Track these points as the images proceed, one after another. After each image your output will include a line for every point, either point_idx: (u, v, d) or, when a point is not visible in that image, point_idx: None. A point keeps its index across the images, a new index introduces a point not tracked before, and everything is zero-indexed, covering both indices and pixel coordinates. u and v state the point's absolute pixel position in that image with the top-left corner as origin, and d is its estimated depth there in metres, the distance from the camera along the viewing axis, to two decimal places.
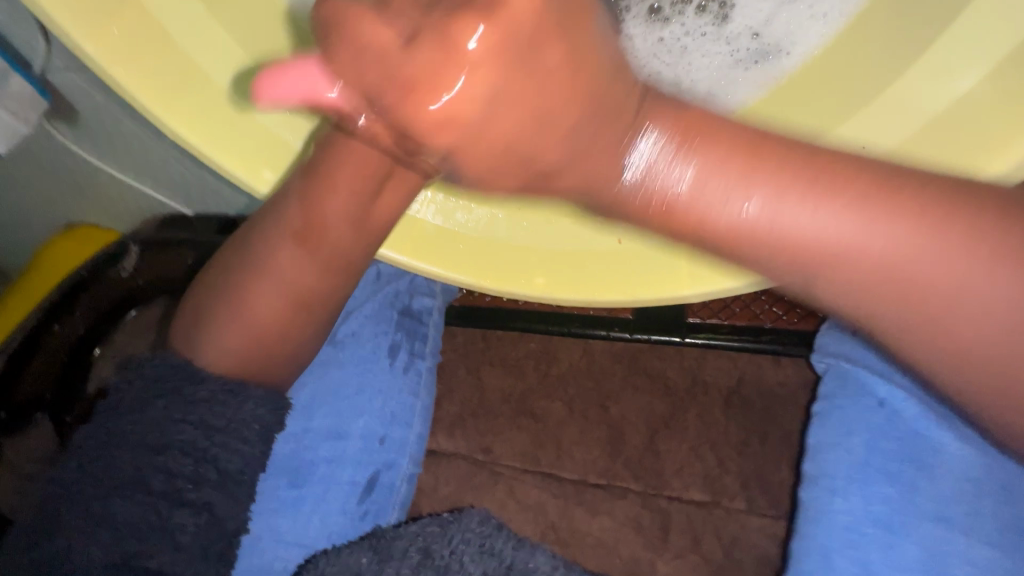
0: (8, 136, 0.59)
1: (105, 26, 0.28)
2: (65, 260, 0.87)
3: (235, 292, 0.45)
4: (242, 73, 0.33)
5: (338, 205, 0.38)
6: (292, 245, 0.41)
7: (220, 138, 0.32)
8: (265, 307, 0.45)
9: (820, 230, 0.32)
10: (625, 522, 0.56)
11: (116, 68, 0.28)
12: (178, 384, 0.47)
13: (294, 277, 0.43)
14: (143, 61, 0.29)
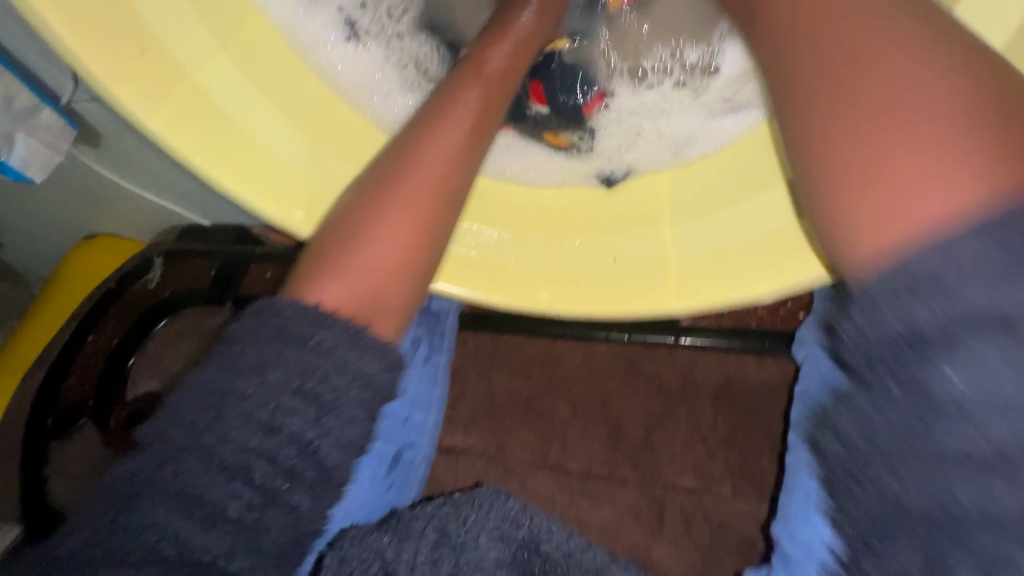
0: (44, 166, 0.64)
1: (168, 104, 0.32)
2: (86, 270, 0.93)
3: (336, 249, 0.39)
4: (278, 131, 0.37)
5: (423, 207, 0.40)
6: (403, 215, 0.39)
7: (263, 187, 0.36)
8: (384, 249, 0.39)
9: (771, 262, 0.38)
10: (625, 510, 0.61)
11: (172, 136, 0.32)
12: (304, 333, 0.35)
13: (405, 235, 0.39)
14: (196, 130, 0.33)
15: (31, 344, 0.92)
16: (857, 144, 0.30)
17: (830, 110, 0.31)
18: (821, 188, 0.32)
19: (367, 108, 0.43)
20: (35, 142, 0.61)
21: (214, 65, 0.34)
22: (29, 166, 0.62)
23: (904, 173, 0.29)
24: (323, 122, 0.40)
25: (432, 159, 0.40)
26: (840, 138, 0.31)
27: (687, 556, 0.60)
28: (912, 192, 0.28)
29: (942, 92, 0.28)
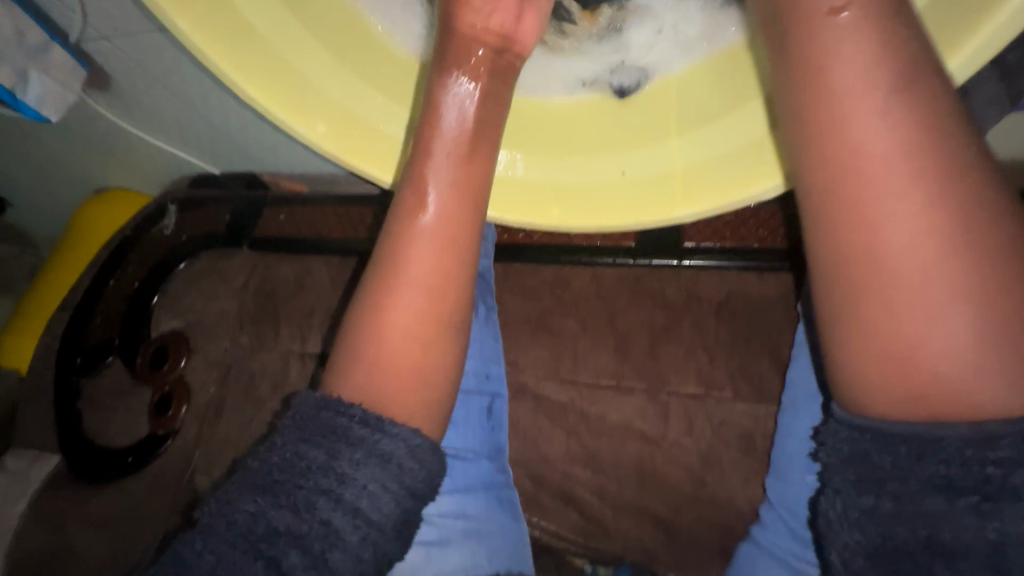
0: (59, 105, 0.66)
1: (217, 29, 0.35)
2: (101, 218, 0.95)
3: (357, 333, 0.40)
4: (299, 43, 0.39)
5: (414, 301, 0.39)
6: (418, 294, 0.40)
7: (298, 108, 0.39)
8: (402, 325, 0.39)
9: (745, 175, 0.40)
10: (632, 416, 0.57)
11: (204, 44, 0.34)
12: (330, 424, 0.38)
13: (410, 314, 0.39)
14: (224, 41, 0.35)
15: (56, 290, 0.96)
16: (884, 257, 0.31)
17: (859, 209, 0.31)
18: (851, 341, 0.33)
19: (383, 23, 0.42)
20: (48, 79, 0.63)
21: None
22: (44, 104, 0.64)
23: (918, 349, 0.31)
24: (341, 35, 0.41)
25: (441, 228, 0.40)
26: (879, 269, 0.31)
27: (691, 463, 0.55)
28: (912, 357, 0.31)
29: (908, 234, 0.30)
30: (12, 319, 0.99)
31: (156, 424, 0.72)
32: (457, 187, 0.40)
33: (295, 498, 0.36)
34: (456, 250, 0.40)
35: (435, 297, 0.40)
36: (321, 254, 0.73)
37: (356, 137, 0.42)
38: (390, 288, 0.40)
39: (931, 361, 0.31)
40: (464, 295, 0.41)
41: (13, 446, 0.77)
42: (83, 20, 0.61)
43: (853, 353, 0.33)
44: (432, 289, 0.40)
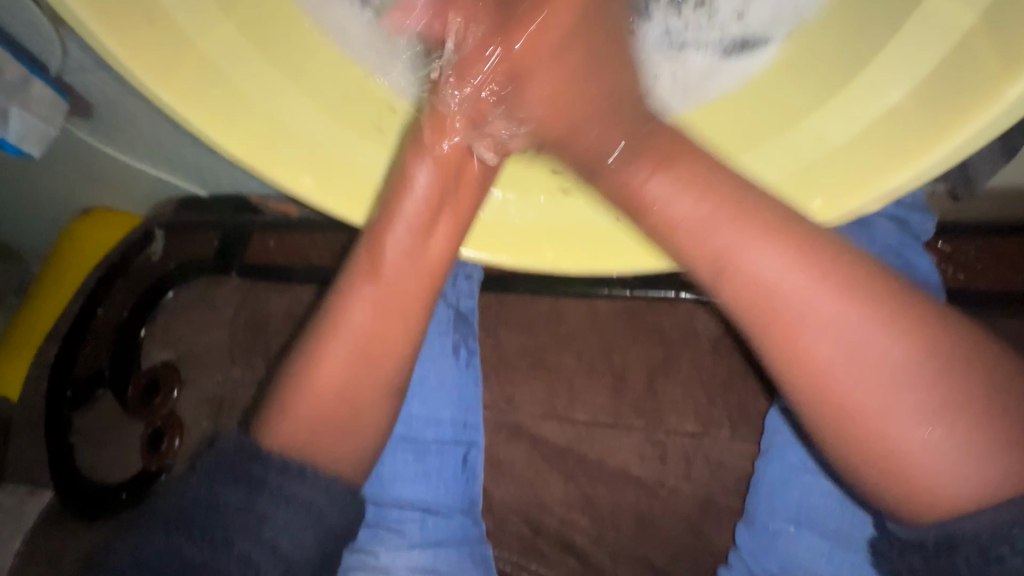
0: (40, 138, 0.64)
1: (170, 71, 0.30)
2: (87, 243, 0.94)
3: (293, 381, 0.43)
4: (284, 92, 0.35)
5: (337, 364, 0.42)
6: (347, 353, 0.42)
7: (274, 157, 0.34)
8: (329, 384, 0.42)
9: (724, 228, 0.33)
10: (630, 456, 0.56)
11: (175, 100, 0.31)
12: (245, 470, 0.40)
13: (336, 374, 0.42)
14: (202, 98, 0.32)
15: (42, 316, 0.95)
16: (849, 390, 0.34)
17: (791, 345, 0.35)
18: (852, 461, 0.35)
19: (374, 67, 0.38)
20: (29, 116, 0.61)
21: (215, 28, 0.32)
22: (26, 140, 0.62)
23: (899, 453, 0.34)
24: (328, 79, 0.37)
25: (387, 296, 0.43)
26: (860, 408, 0.34)
27: (688, 506, 0.54)
28: (894, 457, 0.34)
29: (861, 379, 0.34)
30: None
31: (149, 459, 0.71)
32: (407, 261, 0.43)
33: (213, 535, 0.38)
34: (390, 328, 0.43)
35: (364, 356, 0.43)
36: (313, 285, 0.72)
37: (344, 186, 0.38)
38: (325, 339, 0.42)
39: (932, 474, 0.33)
40: (389, 367, 0.44)
41: (1, 482, 0.75)
42: (63, 51, 0.59)
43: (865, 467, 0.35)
44: (359, 348, 0.43)
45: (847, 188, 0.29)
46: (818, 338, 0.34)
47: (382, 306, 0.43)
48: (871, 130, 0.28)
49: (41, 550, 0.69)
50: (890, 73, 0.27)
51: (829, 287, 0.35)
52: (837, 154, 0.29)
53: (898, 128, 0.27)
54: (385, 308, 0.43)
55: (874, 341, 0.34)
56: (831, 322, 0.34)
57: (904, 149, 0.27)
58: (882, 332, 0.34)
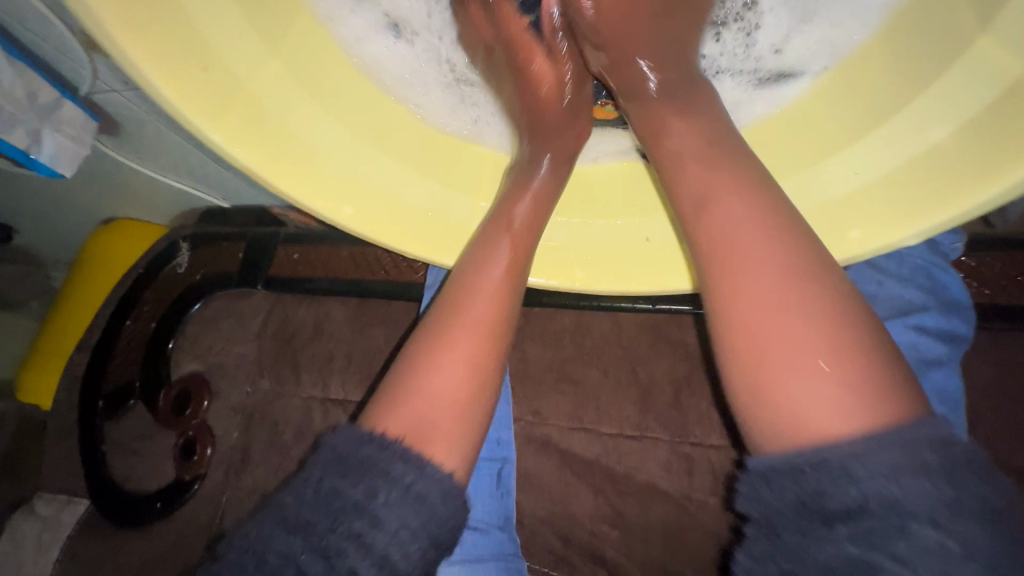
0: (73, 160, 0.66)
1: (225, 110, 0.32)
2: (112, 252, 0.96)
3: (408, 378, 0.41)
4: (326, 128, 0.37)
5: (451, 369, 0.40)
6: (459, 360, 0.41)
7: (322, 193, 0.37)
8: (438, 397, 0.40)
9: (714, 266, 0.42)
10: (658, 469, 0.57)
11: (236, 150, 0.33)
12: (354, 461, 0.38)
13: (445, 385, 0.40)
14: (253, 143, 0.34)
15: (72, 324, 0.98)
16: (754, 307, 0.33)
17: (723, 259, 0.34)
18: (734, 388, 0.33)
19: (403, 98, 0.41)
20: (61, 136, 0.63)
21: (267, 69, 0.34)
22: (60, 161, 0.64)
23: (780, 394, 0.31)
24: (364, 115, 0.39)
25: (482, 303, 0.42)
26: (750, 324, 0.33)
27: (716, 518, 0.55)
28: (776, 393, 0.32)
29: (762, 284, 0.33)
30: (32, 356, 1.00)
31: (183, 468, 0.72)
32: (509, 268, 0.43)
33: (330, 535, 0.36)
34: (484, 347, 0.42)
35: (475, 357, 0.41)
36: (336, 297, 0.73)
37: (391, 218, 0.40)
38: (432, 354, 0.41)
39: (823, 415, 0.30)
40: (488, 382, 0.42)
41: (39, 491, 0.78)
42: (95, 76, 0.61)
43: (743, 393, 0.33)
44: (471, 353, 0.41)
45: (885, 217, 0.31)
46: (737, 265, 0.34)
47: (491, 320, 0.42)
48: (902, 171, 0.30)
49: (82, 558, 0.71)
50: (935, 114, 0.28)
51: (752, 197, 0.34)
52: (887, 184, 0.31)
53: (941, 165, 0.28)
54: (491, 327, 0.42)
55: (768, 275, 0.33)
56: (748, 254, 0.34)
57: (951, 186, 0.28)
58: (783, 264, 0.33)
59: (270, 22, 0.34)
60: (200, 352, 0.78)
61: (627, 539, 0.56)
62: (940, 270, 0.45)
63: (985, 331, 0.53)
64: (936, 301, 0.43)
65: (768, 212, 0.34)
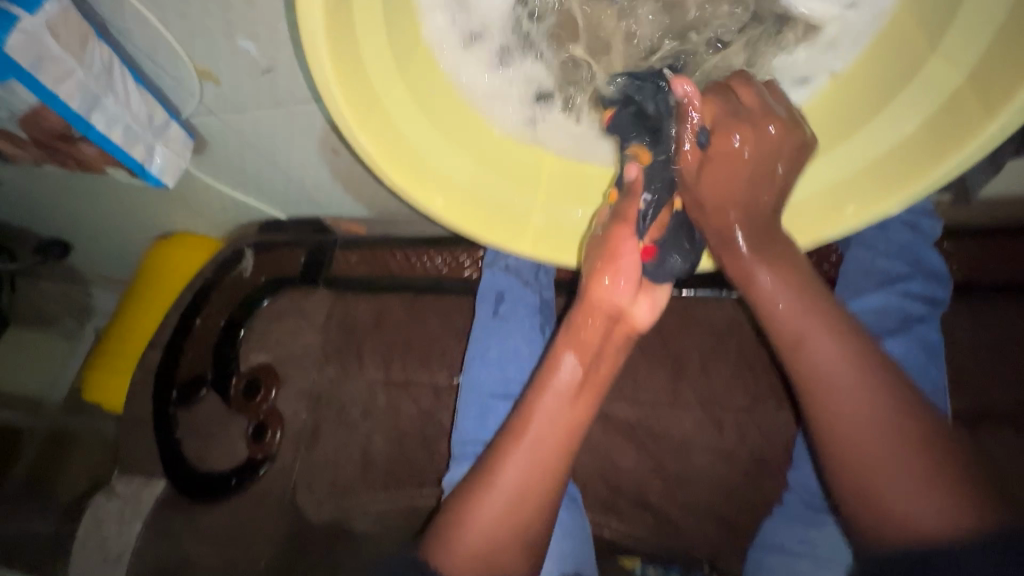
0: (175, 172, 0.75)
1: (369, 113, 0.42)
2: (172, 262, 1.05)
3: (456, 513, 0.50)
4: (426, 132, 0.46)
5: (492, 515, 0.48)
6: (526, 458, 0.50)
7: (424, 186, 0.47)
8: (497, 513, 0.49)
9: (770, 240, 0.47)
10: (691, 428, 0.63)
11: (361, 139, 0.42)
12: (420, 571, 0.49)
13: (488, 518, 0.48)
14: (376, 135, 0.43)
15: (135, 330, 1.07)
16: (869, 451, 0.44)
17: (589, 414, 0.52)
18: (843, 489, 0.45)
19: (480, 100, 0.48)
20: (168, 151, 0.73)
21: (396, 86, 0.43)
22: (165, 172, 0.74)
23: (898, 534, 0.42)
24: (449, 117, 0.47)
25: (512, 474, 0.49)
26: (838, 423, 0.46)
27: (744, 467, 0.61)
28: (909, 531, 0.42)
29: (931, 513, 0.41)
30: (101, 358, 1.09)
31: (254, 449, 0.81)
32: (542, 465, 0.50)
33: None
34: (557, 460, 0.50)
35: (521, 496, 0.49)
36: (395, 292, 0.82)
37: (467, 207, 0.50)
38: (479, 487, 0.50)
39: (876, 489, 0.43)
40: (560, 472, 0.51)
41: (121, 474, 0.86)
42: (199, 101, 0.71)
43: (838, 473, 0.46)
44: (531, 497, 0.49)
45: (901, 179, 0.38)
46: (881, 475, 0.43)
47: (551, 464, 0.50)
48: (890, 154, 0.38)
49: (167, 529, 0.79)
50: (898, 114, 0.37)
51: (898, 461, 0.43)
52: (892, 159, 0.38)
53: (915, 152, 0.37)
54: (551, 464, 0.50)
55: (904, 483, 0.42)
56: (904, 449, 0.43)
57: (913, 172, 0.37)
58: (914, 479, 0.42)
59: (402, 43, 0.42)
60: (266, 345, 0.86)
61: (666, 490, 0.64)
62: (925, 248, 0.57)
63: (972, 304, 0.60)
64: (920, 272, 0.56)
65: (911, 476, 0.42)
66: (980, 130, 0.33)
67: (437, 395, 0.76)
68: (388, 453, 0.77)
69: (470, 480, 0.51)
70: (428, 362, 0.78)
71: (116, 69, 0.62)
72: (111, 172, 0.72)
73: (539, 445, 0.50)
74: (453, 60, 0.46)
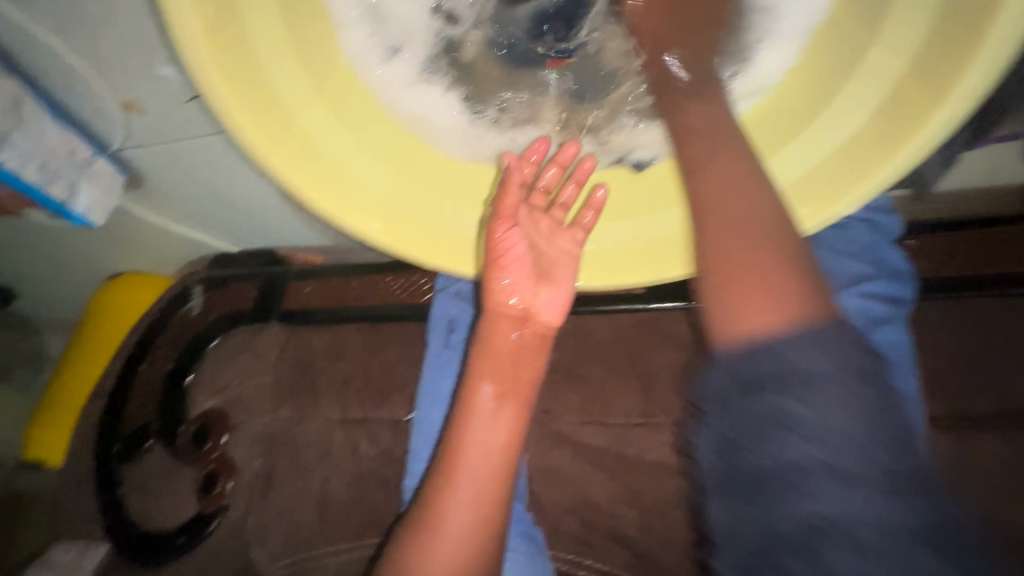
0: (105, 211, 0.72)
1: (281, 137, 0.37)
2: (120, 305, 0.99)
3: (399, 570, 0.48)
4: (351, 151, 0.41)
5: (439, 559, 0.47)
6: (465, 495, 0.49)
7: (353, 209, 0.41)
8: (444, 562, 0.47)
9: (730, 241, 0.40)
10: (665, 451, 0.60)
11: (270, 155, 0.37)
12: None
13: (436, 566, 0.47)
14: (288, 151, 0.38)
15: (80, 379, 1.00)
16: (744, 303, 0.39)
17: (509, 450, 0.51)
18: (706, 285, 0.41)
19: (414, 118, 0.45)
20: (95, 189, 0.69)
21: (311, 107, 0.39)
22: (92, 212, 0.70)
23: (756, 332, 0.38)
24: (378, 134, 0.43)
25: (453, 513, 0.48)
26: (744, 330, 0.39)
27: None
28: (739, 326, 0.39)
29: (767, 322, 0.38)
30: (43, 412, 1.01)
31: (204, 501, 0.75)
32: (479, 497, 0.49)
33: None
34: (495, 487, 0.50)
35: (462, 540, 0.48)
36: (352, 324, 0.78)
37: (407, 232, 0.44)
38: (421, 535, 0.48)
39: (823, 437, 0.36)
40: (503, 503, 0.51)
41: (58, 539, 0.78)
42: (127, 134, 0.67)
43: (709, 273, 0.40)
44: (473, 535, 0.48)
45: (863, 167, 0.34)
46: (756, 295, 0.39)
47: (492, 490, 0.50)
48: (847, 143, 0.35)
49: None
50: (854, 103, 0.34)
51: (781, 325, 0.38)
52: (849, 148, 0.35)
53: (872, 138, 0.34)
54: (492, 493, 0.50)
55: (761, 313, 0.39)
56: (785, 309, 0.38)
57: (872, 160, 0.34)
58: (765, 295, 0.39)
59: (317, 65, 0.39)
60: (217, 387, 0.81)
61: (643, 517, 0.60)
62: (884, 245, 0.55)
63: (938, 302, 0.59)
64: (881, 272, 0.54)
65: (784, 300, 0.39)
66: (932, 116, 0.31)
67: (398, 431, 0.72)
68: (350, 497, 0.72)
69: (406, 530, 0.50)
70: (387, 397, 0.73)
71: (28, 104, 0.57)
72: (31, 212, 0.67)
73: (469, 469, 0.49)
74: (380, 77, 0.43)
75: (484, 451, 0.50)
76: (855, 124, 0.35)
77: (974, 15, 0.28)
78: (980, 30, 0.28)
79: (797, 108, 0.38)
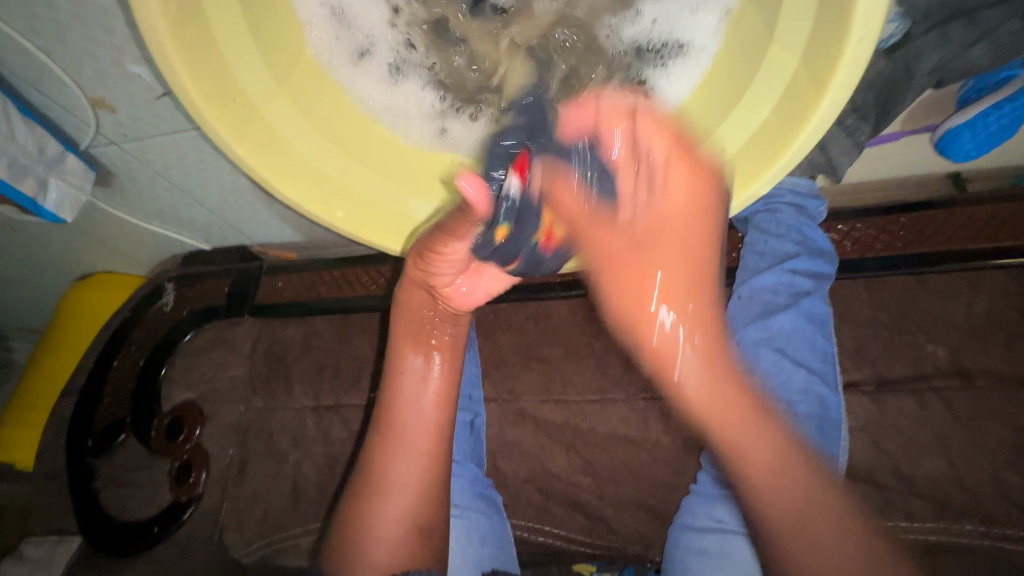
0: (74, 207, 0.73)
1: (245, 128, 0.41)
2: (90, 304, 0.99)
3: (354, 522, 0.52)
4: (314, 141, 0.45)
5: (392, 510, 0.52)
6: (409, 450, 0.53)
7: (317, 196, 0.45)
8: (395, 511, 0.52)
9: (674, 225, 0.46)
10: (618, 423, 0.64)
11: (236, 147, 0.40)
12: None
13: (388, 515, 0.51)
14: (253, 143, 0.41)
15: (49, 379, 1.00)
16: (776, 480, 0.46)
17: (441, 412, 0.55)
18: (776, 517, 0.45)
19: (376, 109, 0.48)
20: (66, 185, 0.70)
21: (275, 99, 0.42)
22: (63, 208, 0.71)
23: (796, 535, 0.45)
24: (339, 124, 0.46)
25: (401, 466, 0.53)
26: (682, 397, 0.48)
27: (669, 456, 0.62)
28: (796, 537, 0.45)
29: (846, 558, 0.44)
30: (12, 412, 1.01)
31: (179, 490, 0.77)
32: (421, 452, 0.53)
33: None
34: (433, 441, 0.54)
35: (407, 487, 0.52)
36: (323, 315, 0.81)
37: (369, 217, 0.48)
38: (374, 489, 0.53)
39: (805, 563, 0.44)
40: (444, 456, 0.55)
41: (30, 535, 0.79)
42: (96, 131, 0.68)
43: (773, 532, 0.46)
44: (420, 487, 0.53)
45: (766, 156, 0.39)
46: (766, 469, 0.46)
47: (436, 445, 0.54)
48: (754, 135, 0.40)
49: None
50: (757, 99, 0.39)
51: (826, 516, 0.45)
52: (756, 140, 0.40)
53: (774, 130, 0.38)
54: (436, 448, 0.54)
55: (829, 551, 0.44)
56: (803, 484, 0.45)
57: (773, 150, 0.39)
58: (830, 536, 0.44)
59: (279, 61, 0.42)
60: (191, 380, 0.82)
61: (599, 485, 0.64)
62: (811, 226, 0.61)
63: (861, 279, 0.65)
64: (806, 250, 0.59)
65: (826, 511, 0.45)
66: (816, 106, 0.35)
67: (369, 416, 0.75)
68: (322, 480, 0.75)
69: (358, 485, 0.54)
70: (358, 384, 0.76)
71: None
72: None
73: (414, 430, 0.53)
74: (341, 71, 0.46)
75: (421, 412, 0.54)
76: (759, 119, 0.39)
77: (841, 18, 0.32)
78: (845, 34, 0.32)
79: (713, 103, 0.43)
